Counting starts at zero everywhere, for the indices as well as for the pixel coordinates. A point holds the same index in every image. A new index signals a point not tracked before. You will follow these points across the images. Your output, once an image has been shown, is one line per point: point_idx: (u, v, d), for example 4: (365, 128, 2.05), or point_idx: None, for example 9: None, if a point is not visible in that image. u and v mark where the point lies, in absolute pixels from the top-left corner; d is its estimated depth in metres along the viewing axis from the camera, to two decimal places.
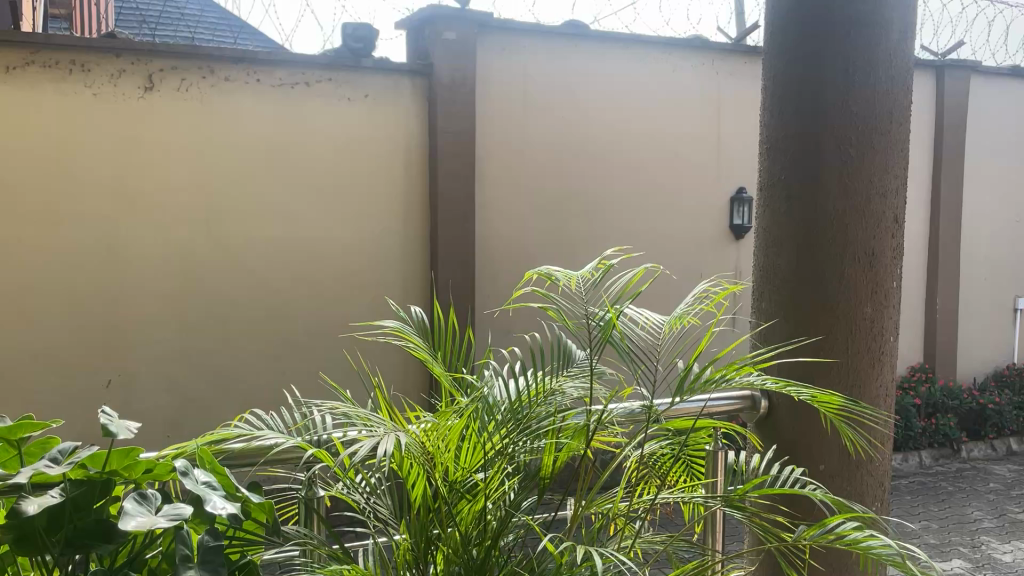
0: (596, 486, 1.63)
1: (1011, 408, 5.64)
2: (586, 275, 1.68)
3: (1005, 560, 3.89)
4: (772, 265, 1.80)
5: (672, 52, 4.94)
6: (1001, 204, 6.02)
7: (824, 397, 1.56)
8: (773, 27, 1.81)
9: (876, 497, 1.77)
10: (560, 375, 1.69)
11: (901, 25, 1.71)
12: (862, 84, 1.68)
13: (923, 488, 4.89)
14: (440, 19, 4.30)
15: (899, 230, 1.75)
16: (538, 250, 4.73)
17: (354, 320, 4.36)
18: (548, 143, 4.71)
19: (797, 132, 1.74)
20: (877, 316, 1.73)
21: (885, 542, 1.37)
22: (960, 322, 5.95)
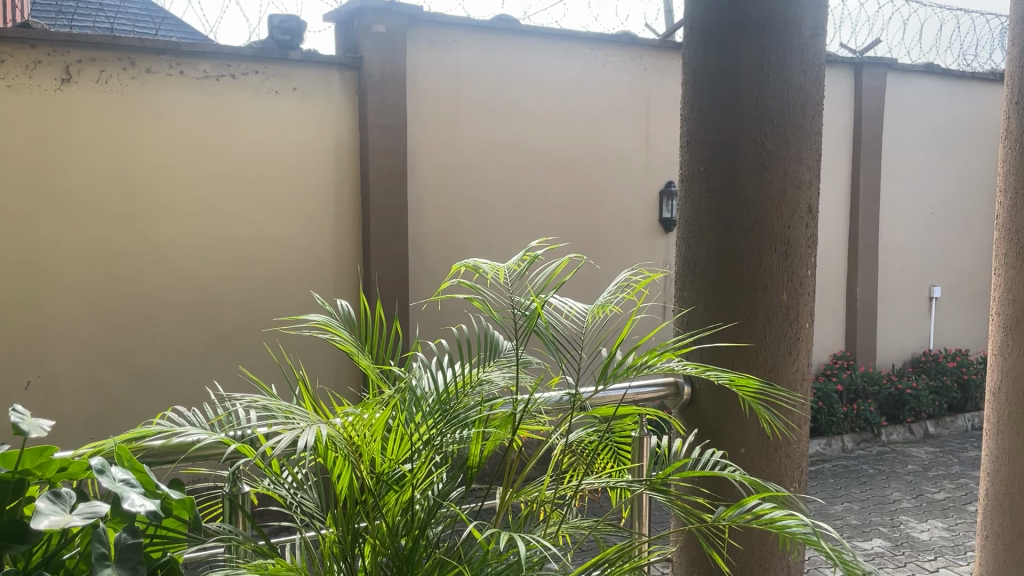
0: (523, 474, 1.65)
1: (927, 393, 5.88)
2: (513, 268, 1.70)
3: (923, 538, 4.06)
4: (693, 255, 1.85)
5: (602, 48, 5.00)
6: (917, 198, 6.27)
7: (740, 380, 1.64)
8: (692, 23, 1.85)
9: (795, 479, 1.82)
10: (487, 366, 1.70)
11: (814, 22, 1.76)
12: (776, 78, 1.73)
13: (846, 471, 5.07)
14: (369, 11, 4.26)
15: (814, 220, 1.81)
16: (471, 244, 4.74)
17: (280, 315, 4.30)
18: (480, 137, 4.72)
19: (715, 126, 1.79)
20: (793, 302, 1.78)
21: (800, 520, 1.41)
22: (879, 311, 6.18)
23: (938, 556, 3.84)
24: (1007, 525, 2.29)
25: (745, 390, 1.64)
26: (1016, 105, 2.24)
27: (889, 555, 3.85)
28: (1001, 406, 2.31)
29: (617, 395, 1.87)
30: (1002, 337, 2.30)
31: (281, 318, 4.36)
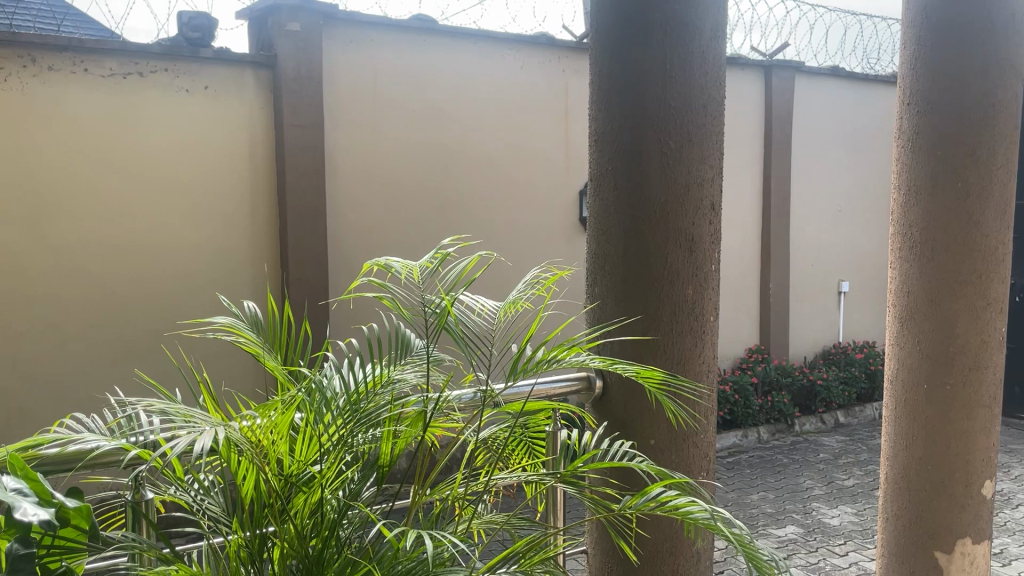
0: (435, 473, 1.64)
1: (837, 384, 6.11)
2: (425, 266, 1.69)
3: (833, 523, 4.22)
4: (602, 252, 1.89)
5: (520, 48, 5.04)
6: (826, 196, 6.51)
7: (646, 372, 1.70)
8: (598, 24, 1.88)
9: (703, 468, 1.87)
10: (397, 365, 1.70)
11: (713, 25, 1.81)
12: (679, 79, 1.78)
13: (762, 461, 5.22)
14: (282, 9, 4.20)
15: (717, 217, 1.86)
16: (391, 244, 4.71)
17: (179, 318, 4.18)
18: (399, 137, 4.70)
19: (622, 125, 1.83)
20: (699, 296, 1.83)
21: (701, 506, 1.49)
22: (791, 305, 6.39)
23: (848, 540, 4.00)
24: (904, 507, 2.40)
25: (650, 381, 1.71)
26: (908, 106, 2.35)
27: (801, 541, 3.99)
28: (897, 393, 2.42)
29: (525, 392, 1.92)
30: (897, 328, 2.41)
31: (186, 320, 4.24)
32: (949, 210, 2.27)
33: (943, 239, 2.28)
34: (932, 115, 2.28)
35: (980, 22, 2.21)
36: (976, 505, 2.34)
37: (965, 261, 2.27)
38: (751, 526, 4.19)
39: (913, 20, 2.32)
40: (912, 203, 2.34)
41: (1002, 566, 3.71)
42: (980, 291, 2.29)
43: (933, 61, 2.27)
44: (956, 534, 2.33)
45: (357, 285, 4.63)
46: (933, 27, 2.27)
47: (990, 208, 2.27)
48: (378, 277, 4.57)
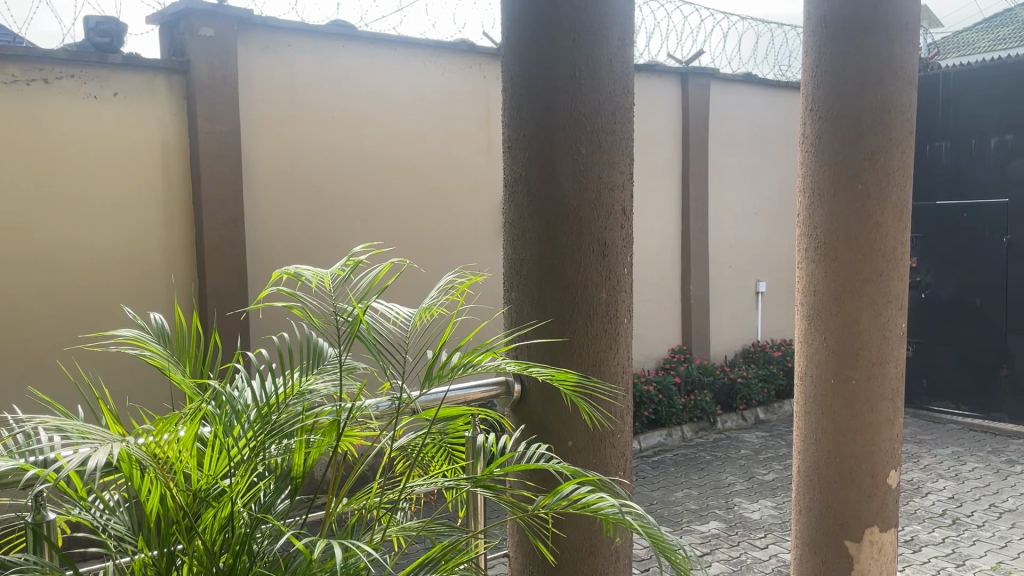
0: (350, 483, 1.63)
1: (757, 381, 6.29)
2: (337, 273, 1.68)
3: (754, 517, 4.34)
4: (518, 258, 1.90)
5: (440, 55, 5.05)
6: (742, 199, 6.69)
7: (560, 374, 1.74)
8: (509, 32, 1.89)
9: (620, 468, 1.89)
10: (310, 375, 1.68)
11: (621, 33, 1.84)
12: (588, 88, 1.80)
13: (686, 459, 5.33)
14: (195, 15, 4.11)
15: (628, 222, 1.89)
16: (312, 252, 4.65)
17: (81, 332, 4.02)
18: (318, 144, 4.64)
19: (534, 131, 1.84)
20: (612, 300, 1.86)
21: (610, 501, 1.54)
22: (711, 305, 6.55)
23: (767, 533, 4.12)
24: (817, 498, 2.48)
25: (563, 383, 1.75)
26: (811, 112, 2.44)
27: (723, 536, 4.09)
28: (807, 389, 2.51)
29: (439, 399, 1.91)
30: (806, 325, 2.50)
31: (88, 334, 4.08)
32: (851, 212, 2.36)
33: (845, 240, 2.38)
34: (834, 121, 2.37)
35: (875, 31, 2.31)
36: (883, 494, 2.43)
37: (866, 262, 2.36)
38: (675, 523, 4.27)
39: (814, 29, 2.42)
40: (817, 206, 2.43)
41: (912, 552, 3.87)
42: (881, 289, 2.38)
43: (833, 69, 2.37)
44: (865, 523, 2.42)
45: (265, 293, 4.52)
46: (833, 36, 2.36)
47: (889, 209, 2.36)
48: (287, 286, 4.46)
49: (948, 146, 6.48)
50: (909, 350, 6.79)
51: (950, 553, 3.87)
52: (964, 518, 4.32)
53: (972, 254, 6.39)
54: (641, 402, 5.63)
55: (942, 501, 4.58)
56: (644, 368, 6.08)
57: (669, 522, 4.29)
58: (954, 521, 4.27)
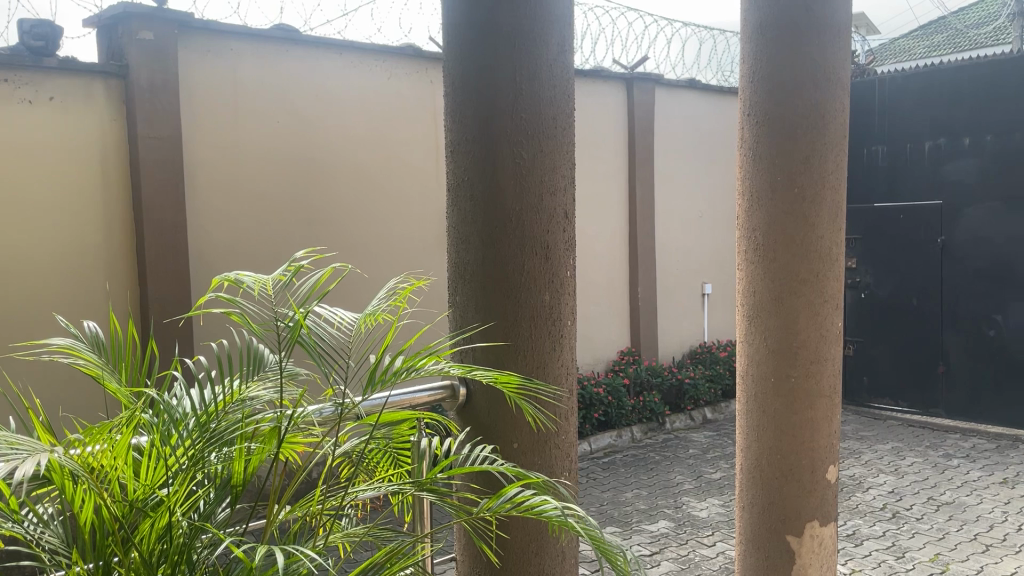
0: (292, 490, 1.62)
1: (704, 382, 6.38)
2: (278, 279, 1.66)
3: (702, 515, 4.40)
4: (461, 261, 1.90)
5: (386, 59, 5.05)
6: (688, 202, 6.80)
7: (503, 377, 1.76)
8: (449, 37, 1.90)
9: (565, 469, 1.90)
10: (251, 382, 1.66)
11: (560, 39, 1.85)
12: (528, 93, 1.82)
13: (636, 460, 5.39)
14: (133, 18, 4.03)
15: (570, 225, 1.91)
16: (256, 258, 4.59)
17: (12, 342, 3.91)
18: (263, 149, 4.59)
19: (476, 134, 1.85)
20: (555, 302, 1.87)
21: (552, 503, 1.56)
22: (659, 308, 6.63)
23: (715, 531, 4.18)
24: (759, 495, 2.54)
25: (507, 386, 1.76)
26: (748, 118, 2.49)
27: (672, 535, 4.14)
28: (748, 387, 2.56)
29: (379, 404, 1.88)
30: (746, 326, 2.55)
31: (21, 344, 3.96)
32: (787, 215, 2.42)
33: (782, 242, 2.43)
34: (770, 126, 2.43)
35: (808, 38, 2.37)
36: (822, 489, 2.49)
37: (802, 263, 2.43)
38: (625, 523, 4.31)
39: (751, 36, 2.47)
40: (755, 209, 2.49)
41: (854, 546, 3.96)
42: (817, 289, 2.44)
43: (769, 76, 2.42)
44: (806, 518, 2.48)
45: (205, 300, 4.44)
46: (769, 43, 2.42)
47: (824, 211, 2.43)
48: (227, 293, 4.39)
49: (885, 150, 6.67)
50: (850, 349, 6.96)
51: (890, 545, 3.97)
52: (903, 511, 4.45)
53: (908, 255, 6.58)
54: (590, 404, 5.66)
55: (883, 495, 4.71)
56: (594, 370, 6.13)
57: (618, 522, 4.32)
58: (894, 515, 4.39)
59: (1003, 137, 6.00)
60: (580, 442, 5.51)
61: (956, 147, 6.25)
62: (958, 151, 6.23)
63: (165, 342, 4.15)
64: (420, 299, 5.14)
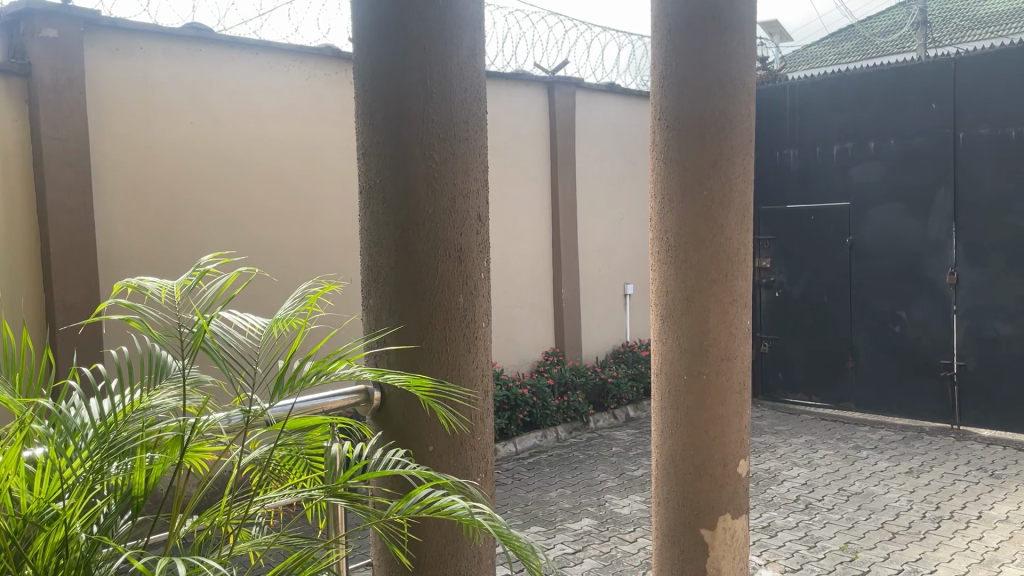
0: (196, 500, 1.60)
1: (626, 381, 6.49)
2: (184, 284, 1.62)
3: (624, 512, 4.47)
4: (375, 264, 1.88)
5: (304, 60, 4.99)
6: (609, 204, 6.90)
7: (415, 380, 1.76)
8: (359, 38, 1.88)
9: (481, 470, 1.91)
10: (153, 390, 1.64)
11: (471, 43, 1.87)
12: (440, 94, 1.82)
13: (559, 459, 5.44)
14: (36, 14, 3.88)
15: (483, 227, 1.92)
16: (169, 262, 4.46)
17: None
18: (177, 150, 4.48)
19: (387, 136, 1.84)
20: (469, 304, 1.88)
21: (459, 502, 1.56)
22: (582, 309, 6.71)
23: (636, 526, 4.26)
24: (675, 490, 2.59)
25: (419, 389, 1.76)
26: (660, 122, 2.55)
27: (595, 532, 4.19)
28: (663, 384, 2.62)
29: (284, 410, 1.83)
30: (660, 325, 2.61)
31: None
32: (697, 215, 2.49)
33: (693, 242, 2.50)
34: (680, 129, 2.49)
35: (714, 45, 2.44)
36: (733, 483, 2.56)
37: (712, 262, 2.49)
38: (549, 522, 4.35)
39: (662, 42, 2.53)
40: (667, 211, 2.55)
41: (769, 537, 4.09)
42: (727, 289, 2.51)
43: (678, 80, 2.49)
44: (718, 511, 2.54)
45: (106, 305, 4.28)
46: (678, 48, 2.49)
47: (732, 212, 2.50)
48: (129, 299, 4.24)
49: (795, 153, 6.91)
50: (765, 346, 7.17)
51: (802, 536, 4.11)
52: (816, 502, 4.61)
53: (819, 255, 6.82)
54: (515, 405, 5.70)
55: (796, 487, 4.87)
56: (518, 371, 6.17)
57: (542, 522, 4.36)
58: (807, 506, 4.55)
59: (905, 141, 6.28)
60: (505, 443, 5.54)
61: (862, 151, 6.51)
62: (865, 155, 6.49)
63: (66, 350, 3.99)
64: (334, 303, 5.08)
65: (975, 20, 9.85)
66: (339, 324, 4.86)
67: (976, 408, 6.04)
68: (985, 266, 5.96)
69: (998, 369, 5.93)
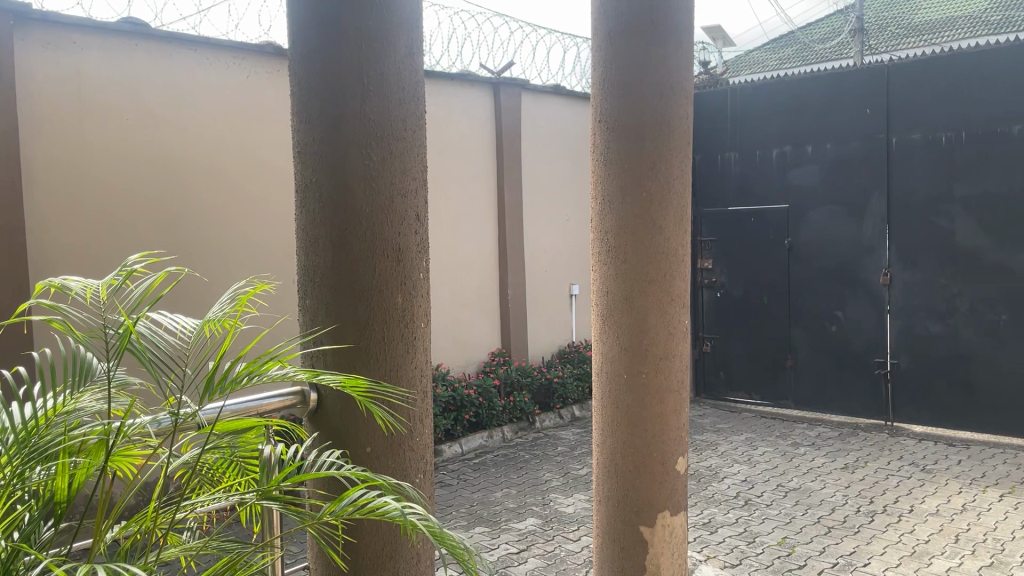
0: (121, 507, 1.56)
1: (572, 380, 6.54)
2: (110, 283, 1.58)
3: (568, 511, 4.50)
4: (312, 264, 1.86)
5: (245, 57, 4.93)
6: (555, 205, 6.94)
7: (350, 381, 1.74)
8: (294, 35, 1.85)
9: (419, 471, 1.90)
10: (77, 393, 1.60)
11: (408, 41, 1.85)
12: (376, 93, 1.80)
13: (505, 459, 5.46)
14: None
15: (422, 227, 1.92)
16: (103, 263, 4.35)
17: None
18: (112, 148, 4.38)
19: (322, 134, 1.81)
20: (408, 304, 1.87)
21: (392, 502, 1.56)
22: (528, 309, 6.73)
23: (580, 525, 4.29)
24: (615, 487, 2.62)
25: (354, 390, 1.74)
26: (601, 124, 2.58)
27: (540, 531, 4.21)
28: (603, 383, 2.64)
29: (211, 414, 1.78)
30: (601, 325, 2.64)
31: None
32: (636, 217, 2.52)
33: (632, 244, 2.53)
34: (619, 132, 2.52)
35: (653, 49, 2.47)
36: (672, 480, 2.59)
37: (651, 264, 2.52)
38: (494, 523, 4.35)
39: (602, 44, 2.55)
40: (607, 212, 2.57)
41: (710, 533, 4.16)
42: (665, 289, 2.55)
43: (618, 82, 2.51)
44: (657, 508, 2.57)
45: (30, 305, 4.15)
46: (618, 51, 2.51)
47: (670, 214, 2.53)
48: (53, 299, 4.11)
49: (736, 156, 7.03)
50: (708, 345, 7.29)
51: (742, 531, 4.19)
52: (755, 498, 4.70)
53: (758, 256, 6.95)
54: (460, 406, 5.68)
55: (737, 484, 4.96)
56: (464, 372, 6.16)
57: (486, 522, 4.36)
58: (746, 502, 4.63)
59: (841, 145, 6.44)
60: (451, 444, 5.54)
61: (801, 154, 6.66)
62: (803, 158, 6.64)
63: None
64: (267, 303, 4.99)
65: (909, 28, 10.15)
66: (271, 325, 4.79)
67: (908, 404, 6.22)
68: (917, 267, 6.14)
69: (929, 366, 6.12)
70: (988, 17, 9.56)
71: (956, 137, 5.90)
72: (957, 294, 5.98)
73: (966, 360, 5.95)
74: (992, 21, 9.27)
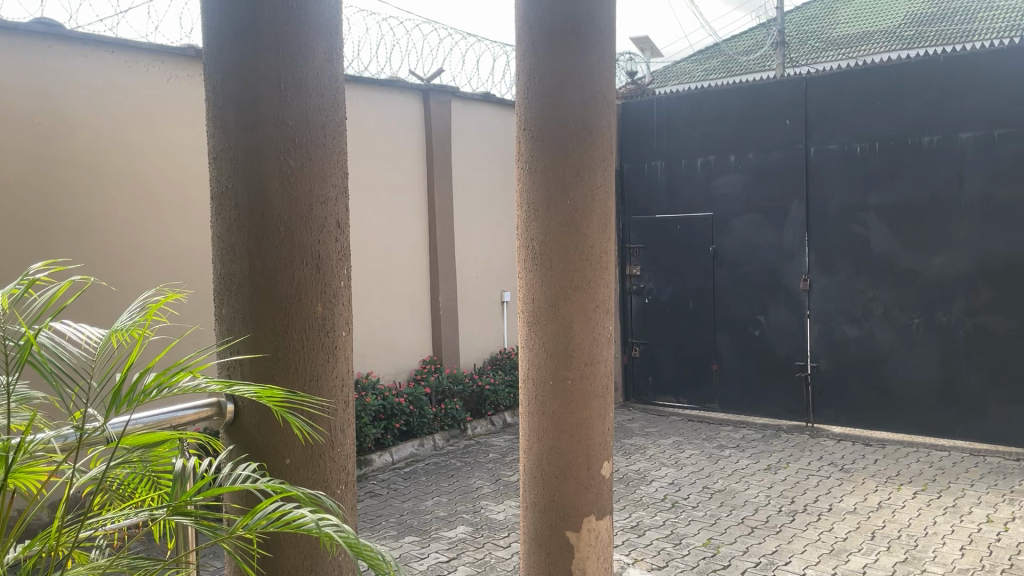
0: (23, 526, 1.50)
1: (503, 387, 6.55)
2: (11, 292, 1.52)
3: (498, 518, 4.51)
4: (228, 272, 1.82)
5: (164, 60, 4.83)
6: (486, 213, 6.95)
7: (266, 391, 1.68)
8: (209, 37, 1.81)
9: (340, 482, 1.88)
10: None
11: (327, 48, 1.84)
12: (295, 99, 1.78)
13: (437, 467, 5.44)
14: None
15: (343, 235, 1.89)
16: (13, 272, 4.19)
17: None
18: (23, 152, 4.22)
19: (238, 139, 1.78)
20: (328, 313, 1.85)
21: (307, 514, 1.53)
22: (458, 316, 6.72)
23: (510, 532, 4.30)
24: (541, 492, 2.63)
25: (271, 401, 1.69)
26: (524, 132, 2.59)
27: (470, 539, 4.21)
28: (530, 390, 2.65)
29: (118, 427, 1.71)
30: (527, 332, 2.65)
31: None
32: (561, 225, 2.54)
33: (557, 251, 2.55)
34: (544, 140, 2.54)
35: (574, 58, 2.50)
36: (597, 484, 2.61)
37: (576, 271, 2.55)
38: (424, 531, 4.33)
39: (526, 53, 2.57)
40: (532, 219, 2.59)
41: (637, 536, 4.21)
42: (590, 296, 2.57)
43: (543, 91, 2.53)
44: (583, 513, 2.59)
45: None
46: (541, 59, 2.53)
47: (594, 221, 2.56)
48: None
49: (662, 165, 7.17)
50: (637, 350, 7.40)
51: (669, 533, 4.25)
52: (681, 501, 4.78)
53: (685, 263, 7.09)
54: (392, 414, 5.61)
55: (664, 487, 5.04)
56: (395, 380, 6.10)
57: (416, 531, 4.33)
58: (673, 504, 4.70)
59: (762, 154, 6.63)
60: (382, 453, 5.48)
61: (724, 163, 6.82)
62: (726, 167, 6.81)
63: None
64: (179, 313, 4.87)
65: (828, 42, 10.49)
66: (181, 335, 4.68)
67: (828, 406, 6.41)
68: (836, 273, 6.34)
69: (847, 369, 6.32)
70: (903, 32, 9.92)
71: (870, 148, 6.13)
72: (872, 298, 6.19)
73: (882, 362, 6.17)
74: (906, 37, 9.63)
